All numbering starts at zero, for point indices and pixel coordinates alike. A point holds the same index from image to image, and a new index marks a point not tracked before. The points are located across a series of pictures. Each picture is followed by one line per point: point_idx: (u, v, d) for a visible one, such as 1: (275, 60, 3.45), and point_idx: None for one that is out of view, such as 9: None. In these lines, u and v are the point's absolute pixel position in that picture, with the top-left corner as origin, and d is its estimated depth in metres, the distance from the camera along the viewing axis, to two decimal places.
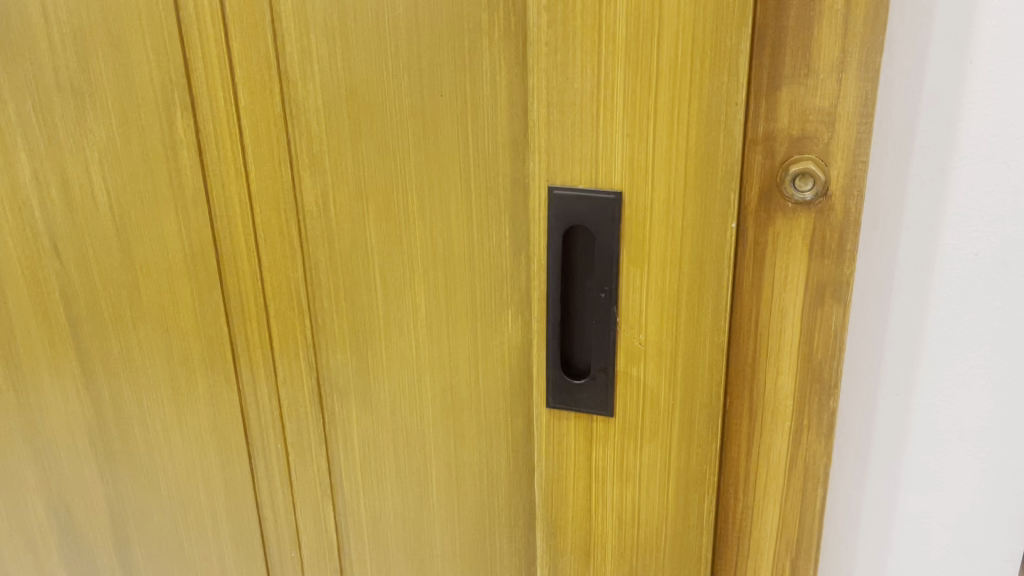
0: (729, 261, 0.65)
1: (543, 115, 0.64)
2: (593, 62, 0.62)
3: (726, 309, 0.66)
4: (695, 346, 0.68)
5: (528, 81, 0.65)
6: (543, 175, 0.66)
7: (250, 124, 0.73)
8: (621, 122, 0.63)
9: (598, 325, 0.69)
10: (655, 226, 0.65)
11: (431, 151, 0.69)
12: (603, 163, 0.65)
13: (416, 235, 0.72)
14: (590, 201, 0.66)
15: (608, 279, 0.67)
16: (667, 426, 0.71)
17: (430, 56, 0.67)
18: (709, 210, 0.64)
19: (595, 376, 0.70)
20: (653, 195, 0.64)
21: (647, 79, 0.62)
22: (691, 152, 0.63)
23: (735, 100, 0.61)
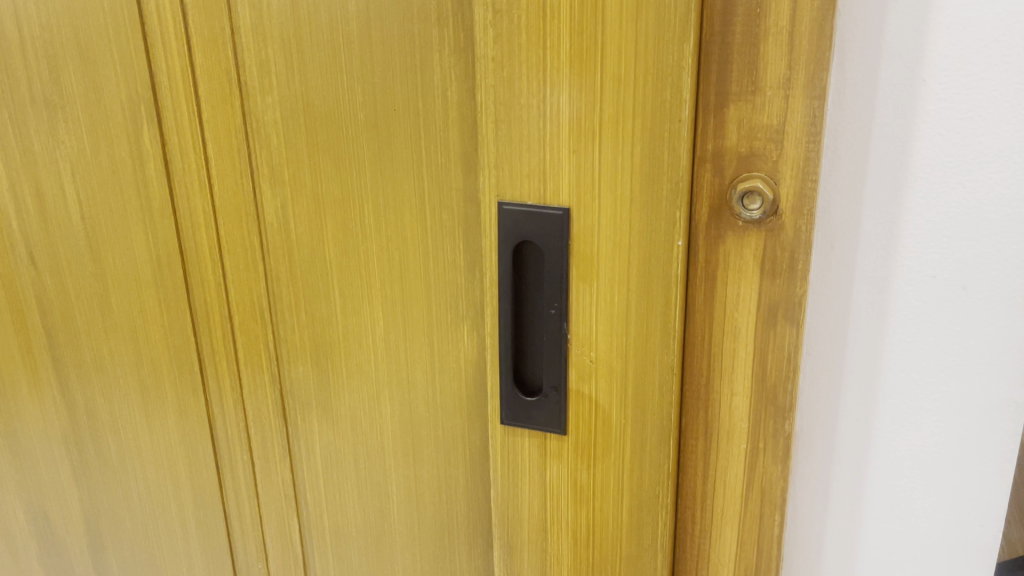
0: (678, 280, 0.64)
1: (490, 130, 0.64)
2: (539, 79, 0.62)
3: (675, 329, 0.65)
4: (645, 364, 0.67)
5: (476, 96, 0.64)
6: (492, 189, 0.66)
7: (212, 136, 0.74)
8: (567, 138, 0.63)
9: (549, 342, 0.68)
10: (603, 244, 0.64)
11: (385, 165, 0.70)
12: (550, 179, 0.64)
13: (372, 249, 0.72)
14: (538, 217, 0.65)
15: (558, 296, 0.67)
16: (619, 446, 0.70)
17: (383, 72, 0.67)
18: (655, 228, 0.63)
19: (547, 394, 0.70)
20: (601, 213, 0.64)
21: (592, 95, 0.61)
22: (637, 169, 0.62)
23: (679, 117, 0.60)
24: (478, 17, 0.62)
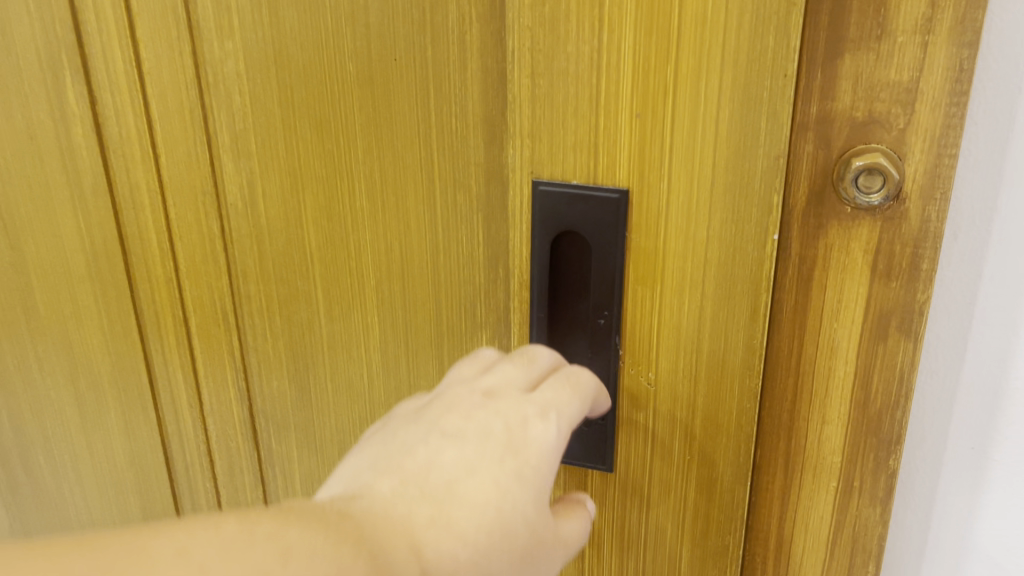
0: (769, 284, 0.49)
1: (525, 87, 0.49)
2: (593, 19, 0.46)
3: (761, 347, 0.50)
4: (719, 391, 0.52)
5: (506, 41, 0.49)
6: (527, 165, 0.51)
7: (156, 93, 0.58)
8: (629, 98, 0.47)
9: (594, 360, 0.54)
10: (671, 237, 0.50)
11: (383, 132, 0.54)
12: (604, 152, 0.49)
13: (365, 238, 0.57)
14: (587, 202, 0.50)
15: (609, 301, 0.52)
16: (681, 488, 0.56)
17: (380, 9, 0.51)
18: (743, 217, 0.48)
19: (590, 424, 0.56)
20: (669, 197, 0.49)
21: (664, 41, 0.46)
22: (722, 140, 0.47)
23: (786, 71, 0.45)
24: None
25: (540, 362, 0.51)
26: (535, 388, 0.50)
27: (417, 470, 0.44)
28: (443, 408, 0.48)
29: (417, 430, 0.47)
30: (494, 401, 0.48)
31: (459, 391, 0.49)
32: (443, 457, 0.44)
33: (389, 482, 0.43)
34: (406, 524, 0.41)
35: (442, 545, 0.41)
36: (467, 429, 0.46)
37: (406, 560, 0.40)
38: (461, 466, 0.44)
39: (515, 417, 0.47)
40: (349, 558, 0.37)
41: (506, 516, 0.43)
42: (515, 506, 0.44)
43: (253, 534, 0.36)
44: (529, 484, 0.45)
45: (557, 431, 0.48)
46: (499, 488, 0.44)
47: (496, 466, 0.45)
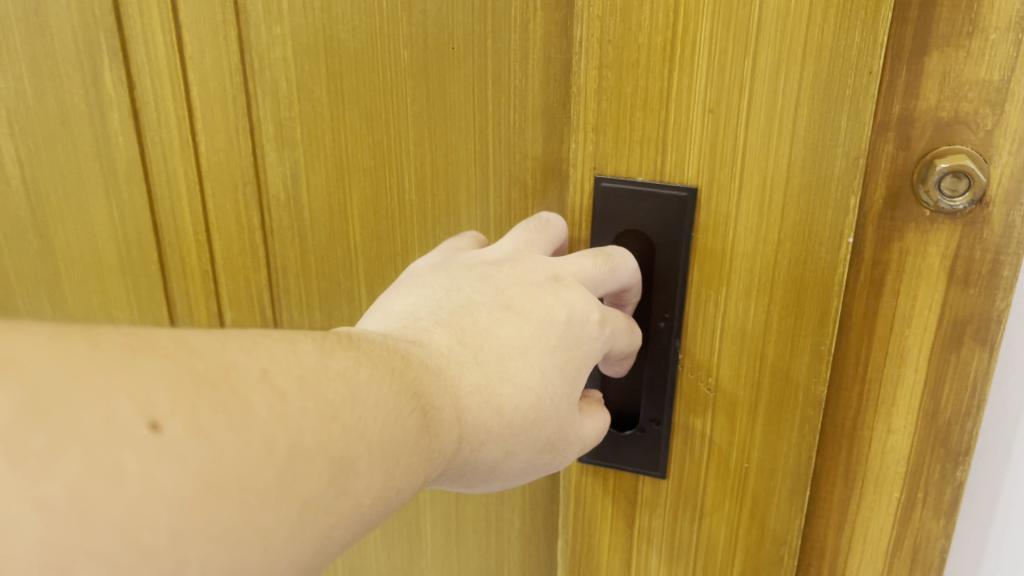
0: (840, 289, 0.47)
1: (592, 80, 0.47)
2: (669, 7, 0.44)
3: (829, 355, 0.49)
4: (781, 397, 0.51)
5: (572, 30, 0.47)
6: (589, 161, 0.49)
7: (198, 78, 0.55)
8: (702, 93, 0.45)
9: (652, 364, 0.52)
10: (739, 238, 0.48)
11: (436, 122, 0.52)
12: (673, 149, 0.47)
13: (413, 231, 0.55)
14: (652, 199, 0.48)
15: (670, 304, 0.50)
16: (736, 496, 0.54)
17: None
18: (818, 219, 0.46)
19: (644, 429, 0.54)
20: (740, 196, 0.47)
21: (742, 33, 0.44)
22: (798, 140, 0.45)
23: (871, 69, 0.43)
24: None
25: (619, 266, 0.48)
26: (602, 291, 0.48)
27: (475, 331, 0.43)
28: (504, 270, 0.47)
29: (480, 286, 0.46)
30: (563, 284, 0.46)
31: (533, 262, 0.47)
32: (503, 327, 0.44)
33: (447, 338, 0.42)
34: (455, 386, 0.41)
35: (482, 415, 0.41)
36: (531, 305, 0.45)
37: (449, 422, 0.40)
38: (518, 342, 0.43)
39: (579, 309, 0.46)
40: (405, 418, 0.37)
41: (542, 405, 0.43)
42: (553, 396, 0.44)
43: (324, 375, 0.35)
44: (569, 377, 0.45)
45: (605, 339, 0.47)
46: (543, 378, 0.43)
47: (547, 355, 0.44)
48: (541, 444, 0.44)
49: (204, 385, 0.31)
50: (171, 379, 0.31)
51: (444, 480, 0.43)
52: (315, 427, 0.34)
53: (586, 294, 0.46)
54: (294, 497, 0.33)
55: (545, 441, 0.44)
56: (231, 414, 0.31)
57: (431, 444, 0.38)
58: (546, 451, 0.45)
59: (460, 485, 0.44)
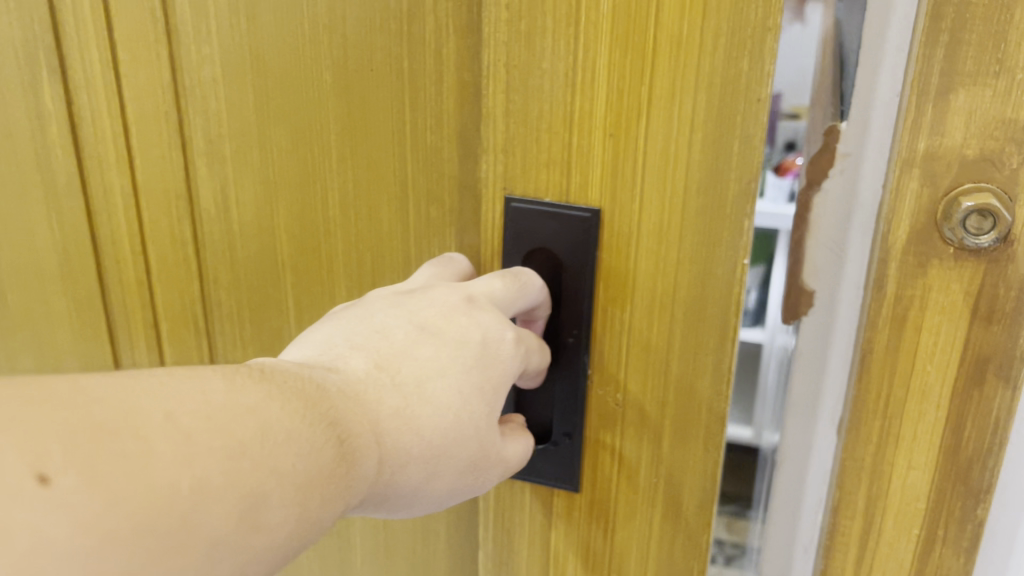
0: (738, 308, 0.49)
1: (500, 103, 0.48)
2: (570, 35, 0.46)
3: (729, 372, 0.50)
4: (686, 414, 0.52)
5: (480, 54, 0.48)
6: (499, 181, 0.50)
7: (133, 95, 0.57)
8: (602, 118, 0.47)
9: (563, 380, 0.54)
10: (641, 258, 0.50)
11: (358, 141, 0.53)
12: (577, 171, 0.49)
13: (337, 246, 0.56)
14: (559, 220, 0.50)
15: (578, 320, 0.52)
16: (646, 509, 0.55)
17: (359, 18, 0.50)
18: (715, 240, 0.48)
19: (557, 443, 0.55)
20: (641, 217, 0.49)
21: (638, 60, 0.46)
22: (693, 163, 0.47)
23: (758, 97, 0.44)
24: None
25: (527, 286, 0.50)
26: (513, 311, 0.50)
27: (392, 355, 0.45)
28: (420, 297, 0.48)
29: (395, 311, 0.47)
30: (476, 307, 0.48)
31: (444, 288, 0.49)
32: (419, 351, 0.45)
33: (364, 363, 0.44)
34: (374, 410, 0.42)
35: (402, 435, 0.43)
36: (447, 327, 0.47)
37: (370, 447, 0.41)
38: (436, 363, 0.46)
39: (493, 329, 0.48)
40: (319, 446, 0.38)
41: (461, 424, 0.45)
42: (472, 417, 0.46)
43: (232, 410, 0.36)
44: (488, 398, 0.47)
45: (521, 357, 0.49)
46: (461, 397, 0.45)
47: (464, 375, 0.46)
48: (465, 464, 0.46)
49: (102, 436, 0.32)
50: (67, 429, 0.31)
51: (369, 507, 0.44)
52: (225, 467, 0.34)
53: (499, 316, 0.49)
54: (202, 538, 0.33)
55: (469, 461, 0.46)
56: (131, 465, 0.32)
57: (347, 472, 0.40)
58: (471, 472, 0.47)
59: (383, 512, 0.45)
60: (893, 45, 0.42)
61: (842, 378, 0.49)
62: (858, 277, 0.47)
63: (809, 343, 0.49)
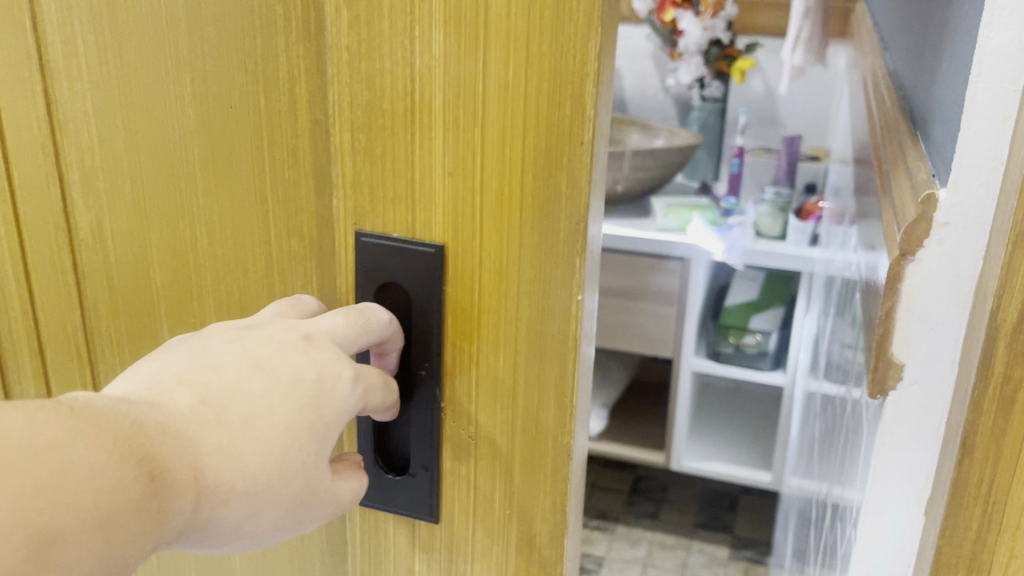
0: (576, 342, 0.50)
1: (345, 141, 0.50)
2: (405, 77, 0.47)
3: (572, 405, 0.52)
4: (535, 445, 0.53)
5: (326, 93, 0.49)
6: (348, 217, 0.51)
7: (12, 128, 0.58)
8: (440, 157, 0.49)
9: (418, 414, 0.54)
10: (484, 294, 0.51)
11: (220, 175, 0.53)
12: (420, 208, 0.50)
13: (207, 278, 0.56)
14: (406, 256, 0.51)
15: (428, 354, 0.53)
16: (502, 541, 0.56)
17: (216, 56, 0.50)
18: (551, 278, 0.49)
19: (416, 475, 0.56)
20: (483, 254, 0.50)
21: (471, 101, 0.47)
22: (527, 202, 0.48)
23: (581, 138, 0.46)
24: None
25: (372, 319, 0.52)
26: (356, 347, 0.52)
27: (221, 391, 0.45)
28: (258, 334, 0.49)
29: (229, 347, 0.48)
30: (314, 344, 0.50)
31: (283, 325, 0.50)
32: (249, 387, 0.46)
33: (190, 398, 0.44)
34: (195, 446, 0.43)
35: (222, 472, 0.44)
36: (281, 363, 0.48)
37: (186, 483, 0.42)
38: (266, 399, 0.46)
39: (331, 367, 0.49)
40: (124, 483, 0.39)
41: (290, 460, 0.46)
42: (301, 452, 0.47)
43: (29, 448, 0.37)
44: (318, 436, 0.48)
45: (360, 395, 0.51)
46: (291, 434, 0.46)
47: (296, 412, 0.47)
48: (291, 501, 0.47)
49: None
50: None
51: (187, 542, 0.45)
52: (13, 502, 0.36)
53: (338, 354, 0.50)
54: None
55: (296, 498, 0.47)
56: None
57: (160, 507, 0.41)
58: (299, 509, 0.47)
59: (202, 547, 0.46)
60: (995, 141, 0.48)
61: (932, 451, 0.55)
62: (953, 350, 0.52)
63: (895, 414, 0.55)
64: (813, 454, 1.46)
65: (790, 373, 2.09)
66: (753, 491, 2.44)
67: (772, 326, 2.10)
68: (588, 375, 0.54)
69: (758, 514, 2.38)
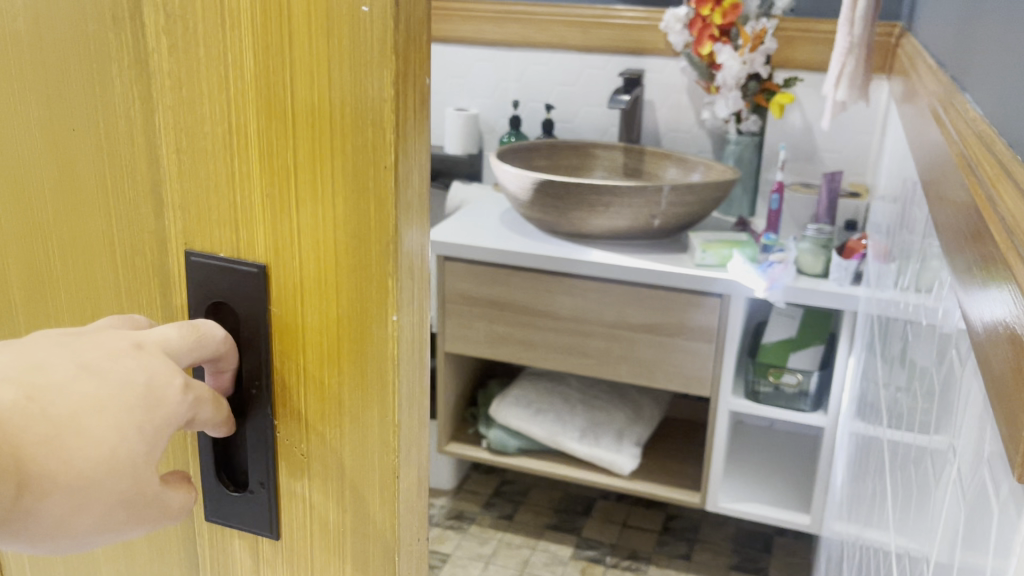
0: (395, 362, 0.51)
1: (173, 162, 0.52)
2: (220, 102, 0.49)
3: (395, 425, 0.52)
4: (362, 462, 0.54)
5: (153, 118, 0.51)
6: (180, 238, 0.53)
7: None
8: (258, 180, 0.50)
9: (253, 432, 0.55)
10: (307, 313, 0.52)
11: (68, 194, 0.55)
12: (243, 229, 0.51)
13: (61, 293, 0.58)
14: (231, 274, 0.52)
15: (257, 372, 0.54)
16: (339, 556, 0.56)
17: (57, 81, 0.53)
18: (365, 299, 0.50)
19: (254, 491, 0.57)
20: (303, 276, 0.51)
21: (281, 126, 0.48)
22: (340, 225, 0.49)
23: (385, 163, 0.47)
24: (148, 18, 0.49)
25: (205, 334, 0.52)
26: (188, 361, 0.52)
27: (46, 388, 0.45)
28: (91, 339, 0.49)
29: (59, 348, 0.47)
30: (146, 352, 0.50)
31: (115, 334, 0.50)
32: (76, 386, 0.46)
33: (12, 394, 0.44)
34: (20, 434, 0.43)
35: (47, 464, 0.44)
36: (112, 366, 0.48)
37: (8, 469, 0.42)
38: (94, 399, 0.46)
39: (162, 374, 0.49)
40: None
41: (118, 459, 0.46)
42: (133, 452, 0.46)
43: None
44: (149, 437, 0.48)
45: (189, 405, 0.50)
46: (121, 433, 0.46)
47: (126, 413, 0.47)
48: (119, 501, 0.46)
49: None
50: None
51: (4, 535, 0.44)
52: None
53: (169, 364, 0.50)
54: None
55: (124, 497, 0.46)
56: None
57: None
58: (127, 509, 0.47)
59: (24, 543, 0.45)
60: None
61: None
62: None
63: None
64: (857, 497, 1.40)
65: (830, 416, 1.97)
66: (787, 532, 2.39)
67: (811, 366, 2.03)
68: (420, 395, 0.55)
69: (793, 557, 2.33)
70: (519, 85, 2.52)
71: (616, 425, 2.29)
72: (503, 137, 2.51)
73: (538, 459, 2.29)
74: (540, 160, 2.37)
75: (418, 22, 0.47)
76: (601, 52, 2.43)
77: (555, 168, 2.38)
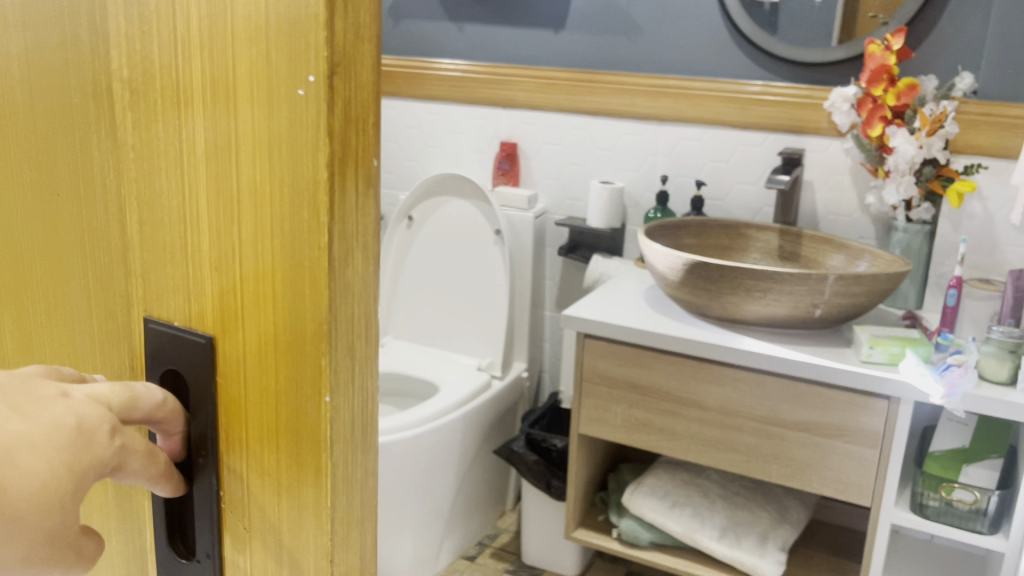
0: (329, 447, 0.45)
1: (136, 232, 0.50)
2: (177, 176, 0.47)
3: (329, 511, 0.46)
4: (299, 539, 0.47)
5: (122, 187, 0.49)
6: (143, 305, 0.51)
7: None
8: (207, 253, 0.47)
9: (201, 503, 0.51)
10: (249, 388, 0.47)
11: (51, 258, 0.54)
12: (194, 300, 0.48)
13: (47, 351, 0.56)
14: (181, 345, 0.49)
15: (203, 443, 0.50)
16: None
17: (45, 150, 0.51)
18: (301, 379, 0.45)
19: (201, 561, 0.52)
20: (246, 349, 0.47)
21: (227, 201, 0.45)
22: (279, 303, 0.45)
23: (319, 243, 0.43)
24: (116, 93, 0.48)
25: (139, 387, 0.47)
26: (122, 416, 0.46)
27: None
28: (17, 381, 0.43)
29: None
30: (76, 400, 0.44)
31: (41, 380, 0.44)
32: (4, 424, 0.40)
33: None
34: None
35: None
36: (41, 409, 0.42)
37: None
38: (28, 435, 0.40)
39: (92, 417, 0.43)
40: None
41: (50, 495, 0.40)
42: (61, 488, 0.40)
43: None
44: (78, 477, 0.41)
45: (117, 452, 0.44)
46: (52, 470, 0.40)
47: (57, 451, 0.41)
48: (46, 538, 0.39)
49: None
50: None
51: None
52: None
53: (101, 410, 0.44)
54: None
55: (51, 535, 0.40)
56: None
57: None
58: (55, 550, 0.40)
59: None
60: None
61: None
62: None
63: None
64: None
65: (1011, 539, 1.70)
66: None
67: (989, 483, 1.76)
68: (365, 477, 0.48)
69: None
70: (665, 157, 2.42)
71: (759, 527, 2.07)
72: (649, 212, 2.41)
73: (669, 556, 2.12)
74: (688, 239, 2.23)
75: (363, 103, 0.43)
76: (758, 129, 2.28)
77: (704, 247, 2.24)
